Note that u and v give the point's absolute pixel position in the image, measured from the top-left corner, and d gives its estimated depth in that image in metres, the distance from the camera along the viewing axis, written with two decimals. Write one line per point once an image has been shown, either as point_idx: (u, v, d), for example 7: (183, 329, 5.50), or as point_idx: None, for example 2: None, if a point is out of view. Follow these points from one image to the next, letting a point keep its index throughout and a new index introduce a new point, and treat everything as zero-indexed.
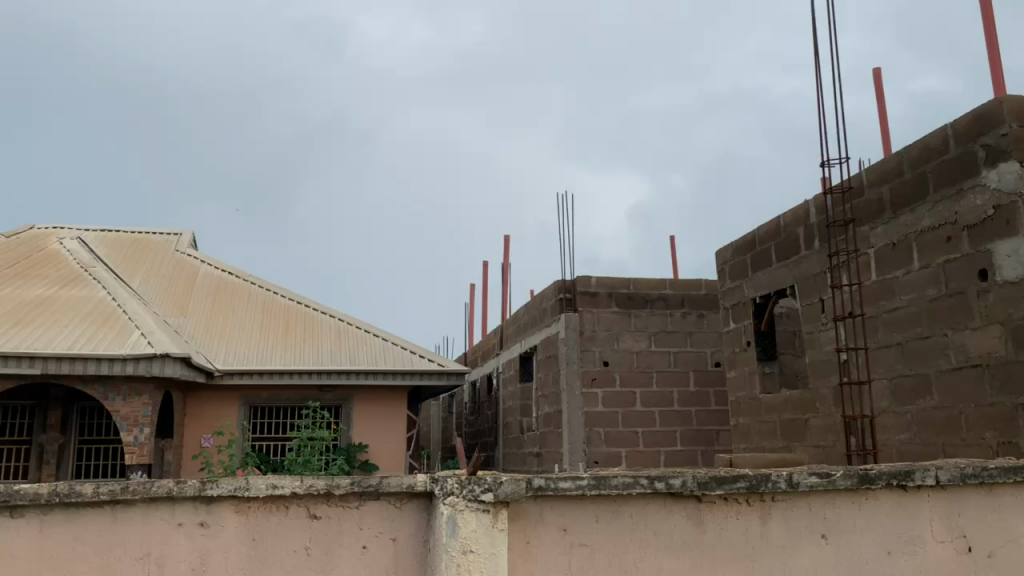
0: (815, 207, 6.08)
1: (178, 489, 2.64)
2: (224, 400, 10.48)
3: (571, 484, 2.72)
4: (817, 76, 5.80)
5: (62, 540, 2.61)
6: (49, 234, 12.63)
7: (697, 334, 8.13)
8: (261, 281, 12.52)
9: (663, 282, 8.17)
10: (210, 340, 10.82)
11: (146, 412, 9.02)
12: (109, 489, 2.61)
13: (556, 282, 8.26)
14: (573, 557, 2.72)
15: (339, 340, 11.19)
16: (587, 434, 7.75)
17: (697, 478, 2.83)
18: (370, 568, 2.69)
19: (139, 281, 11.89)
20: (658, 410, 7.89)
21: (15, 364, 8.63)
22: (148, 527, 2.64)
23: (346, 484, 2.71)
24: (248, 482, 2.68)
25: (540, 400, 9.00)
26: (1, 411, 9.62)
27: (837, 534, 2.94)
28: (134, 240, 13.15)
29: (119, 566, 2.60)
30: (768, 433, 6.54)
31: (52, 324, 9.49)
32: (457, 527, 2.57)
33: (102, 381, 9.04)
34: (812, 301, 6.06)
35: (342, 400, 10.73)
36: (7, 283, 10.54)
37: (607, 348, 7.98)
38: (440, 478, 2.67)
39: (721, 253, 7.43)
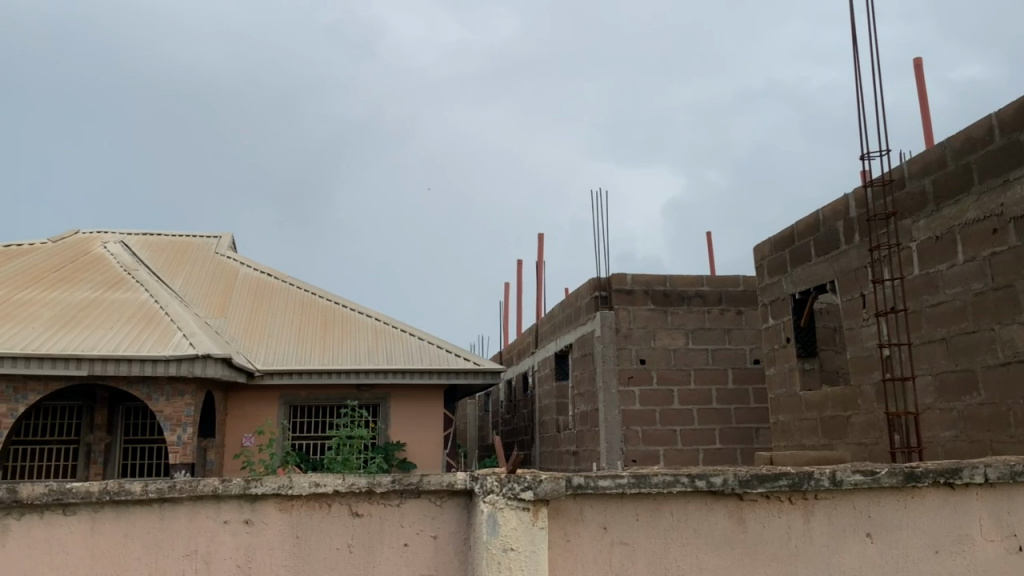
0: (854, 201, 5.99)
1: (223, 487, 2.69)
2: (264, 399, 10.63)
3: (610, 482, 2.72)
4: (856, 67, 5.70)
5: (113, 537, 2.67)
6: (94, 238, 12.92)
7: (735, 331, 8.04)
8: (298, 283, 12.68)
9: (699, 278, 8.10)
10: (249, 340, 10.98)
11: (189, 412, 9.18)
12: (156, 488, 2.67)
13: (592, 279, 8.24)
14: (613, 556, 2.71)
15: (376, 340, 11.28)
16: (624, 433, 7.72)
17: (739, 477, 2.80)
18: (412, 565, 2.71)
19: (180, 283, 12.12)
20: (696, 408, 7.83)
21: (64, 365, 8.85)
22: (195, 525, 2.69)
23: (386, 482, 2.74)
24: (291, 480, 2.71)
25: (576, 398, 8.99)
26: (50, 412, 9.87)
27: (883, 532, 2.89)
28: (176, 243, 13.41)
29: (168, 563, 2.66)
30: (808, 430, 6.46)
31: (98, 326, 9.71)
32: (497, 526, 2.58)
33: (146, 381, 9.22)
34: (853, 296, 5.95)
35: (380, 399, 10.81)
36: (55, 286, 10.82)
37: (643, 346, 7.94)
38: (480, 476, 2.68)
39: (759, 248, 7.34)
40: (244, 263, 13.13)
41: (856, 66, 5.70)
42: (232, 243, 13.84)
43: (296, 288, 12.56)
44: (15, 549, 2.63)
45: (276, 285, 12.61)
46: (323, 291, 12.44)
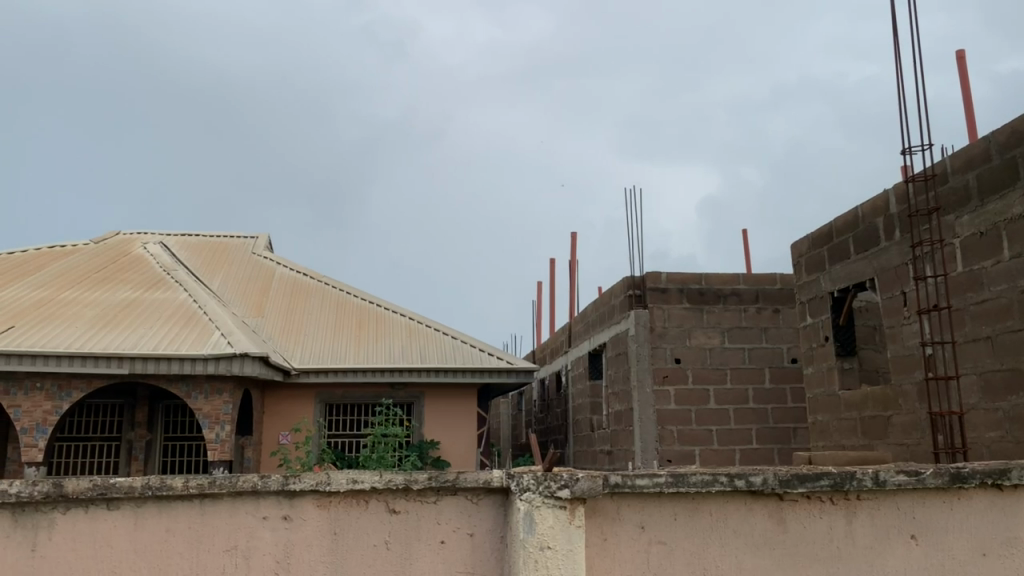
0: (895, 197, 5.88)
1: (262, 484, 2.71)
2: (300, 398, 10.73)
3: (648, 481, 2.69)
4: (896, 60, 5.59)
5: (156, 532, 2.71)
6: (134, 239, 13.18)
7: (772, 330, 7.94)
8: (333, 282, 12.80)
9: (736, 277, 8.01)
10: (286, 339, 11.10)
11: (226, 410, 9.31)
12: (197, 483, 2.70)
13: (626, 278, 8.19)
14: (651, 555, 2.69)
15: (410, 339, 11.34)
16: (659, 432, 7.66)
17: (779, 476, 2.76)
18: (449, 563, 2.72)
19: (218, 283, 12.30)
20: (732, 407, 7.75)
21: (106, 363, 9.02)
22: (235, 521, 2.72)
23: (424, 479, 2.74)
24: (329, 477, 2.73)
25: (610, 398, 8.95)
26: (92, 409, 10.07)
27: (929, 535, 2.83)
28: (214, 244, 13.62)
29: (209, 559, 2.69)
30: (847, 431, 6.35)
31: (139, 325, 9.89)
32: (533, 524, 2.57)
33: (185, 379, 9.37)
34: (893, 294, 5.84)
35: (414, 397, 10.87)
36: (97, 286, 11.05)
37: (678, 345, 7.87)
38: (517, 475, 2.67)
39: (797, 246, 7.24)
40: (280, 264, 13.29)
41: (896, 59, 5.59)
42: (268, 244, 14.02)
43: (331, 289, 12.68)
44: (62, 543, 2.68)
45: (312, 285, 12.74)
46: (358, 290, 12.54)
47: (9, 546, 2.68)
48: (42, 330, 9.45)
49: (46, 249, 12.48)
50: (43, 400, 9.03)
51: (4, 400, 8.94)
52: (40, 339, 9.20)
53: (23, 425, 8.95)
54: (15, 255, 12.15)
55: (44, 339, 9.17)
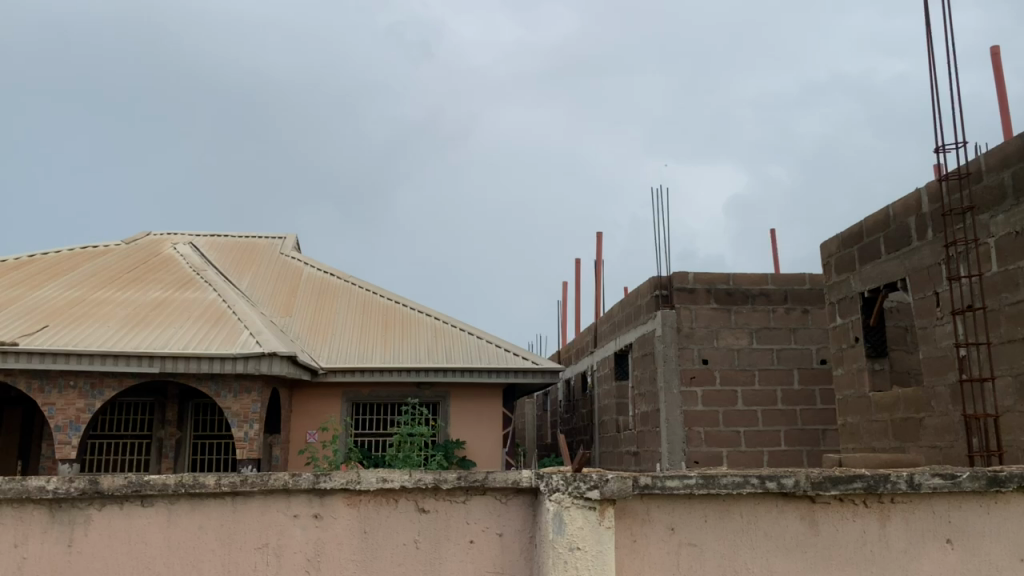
0: (928, 195, 5.79)
1: (293, 482, 2.73)
2: (327, 397, 10.81)
3: (678, 482, 2.68)
4: (929, 56, 5.50)
5: (189, 529, 2.74)
6: (164, 239, 13.35)
7: (801, 330, 7.86)
8: (360, 282, 12.88)
9: (764, 277, 7.94)
10: (313, 339, 11.18)
11: (255, 408, 9.39)
12: (229, 481, 2.73)
13: (653, 278, 8.15)
14: (681, 557, 2.67)
15: (437, 339, 11.37)
16: (686, 434, 7.61)
17: (811, 478, 2.73)
18: (477, 563, 2.72)
19: (247, 283, 12.43)
20: (761, 408, 7.68)
21: (137, 362, 9.15)
22: (266, 518, 2.74)
23: (452, 479, 2.74)
24: (359, 476, 2.74)
25: (636, 399, 8.92)
26: (124, 408, 10.23)
27: (964, 538, 2.78)
28: (242, 244, 13.77)
29: (241, 556, 2.72)
30: (878, 433, 6.27)
31: (169, 325, 10.01)
32: (563, 525, 2.56)
33: (215, 378, 9.47)
34: (925, 295, 5.75)
35: (440, 397, 10.90)
36: (128, 286, 11.20)
37: (706, 345, 7.81)
38: (546, 475, 2.66)
39: (826, 245, 7.16)
40: (308, 264, 13.40)
41: (929, 55, 5.50)
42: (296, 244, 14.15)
43: (358, 289, 12.76)
44: (98, 538, 2.73)
45: (339, 285, 12.83)
46: (384, 290, 12.60)
47: (47, 541, 2.72)
48: (75, 330, 9.60)
49: (79, 249, 12.69)
50: (76, 398, 9.17)
51: (39, 398, 9.10)
52: (74, 339, 9.35)
53: (57, 422, 9.10)
54: (49, 255, 12.36)
55: (77, 339, 9.31)
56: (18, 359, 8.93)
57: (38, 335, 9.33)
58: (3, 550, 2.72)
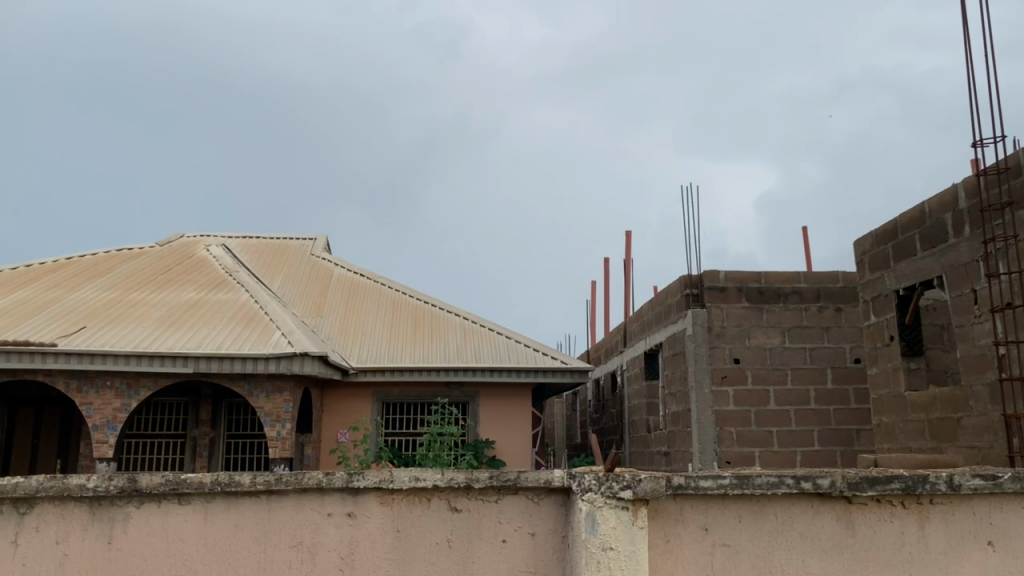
0: (965, 191, 5.69)
1: (327, 481, 2.75)
2: (358, 397, 10.89)
3: (712, 483, 2.65)
4: (967, 49, 5.40)
5: (225, 527, 2.77)
6: (197, 242, 13.54)
7: (835, 329, 7.75)
8: (389, 282, 12.96)
9: (796, 275, 7.85)
10: (344, 339, 11.27)
11: (287, 408, 9.49)
12: (265, 480, 2.76)
13: (683, 277, 8.10)
14: (715, 557, 2.65)
15: (466, 339, 11.40)
16: (718, 434, 7.56)
17: (848, 479, 2.68)
18: (510, 562, 2.72)
19: (279, 283, 12.57)
20: (793, 408, 7.60)
21: (172, 362, 9.29)
22: (301, 517, 2.77)
23: (484, 478, 2.75)
24: (392, 474, 2.76)
25: (666, 398, 8.87)
26: (159, 408, 10.39)
27: (1006, 540, 2.73)
28: (274, 245, 13.92)
29: (276, 554, 2.74)
30: (914, 433, 6.16)
31: (203, 326, 10.15)
32: (596, 524, 2.55)
33: (248, 378, 9.58)
34: (963, 293, 5.64)
35: (469, 396, 10.92)
36: (163, 288, 11.36)
37: (737, 345, 7.75)
38: (578, 475, 2.66)
39: (860, 243, 7.07)
40: (338, 265, 13.52)
41: (967, 49, 5.40)
42: (327, 245, 14.28)
43: (387, 289, 12.84)
44: (137, 536, 2.77)
45: (368, 286, 12.92)
46: (414, 290, 12.67)
47: (87, 538, 2.78)
48: (112, 330, 9.79)
49: (115, 251, 12.92)
50: (113, 398, 9.34)
51: (77, 398, 9.28)
52: (110, 339, 9.52)
53: (94, 422, 9.27)
54: (85, 258, 12.60)
55: (113, 339, 9.48)
56: (56, 359, 9.11)
57: (75, 336, 9.52)
58: (45, 547, 2.77)
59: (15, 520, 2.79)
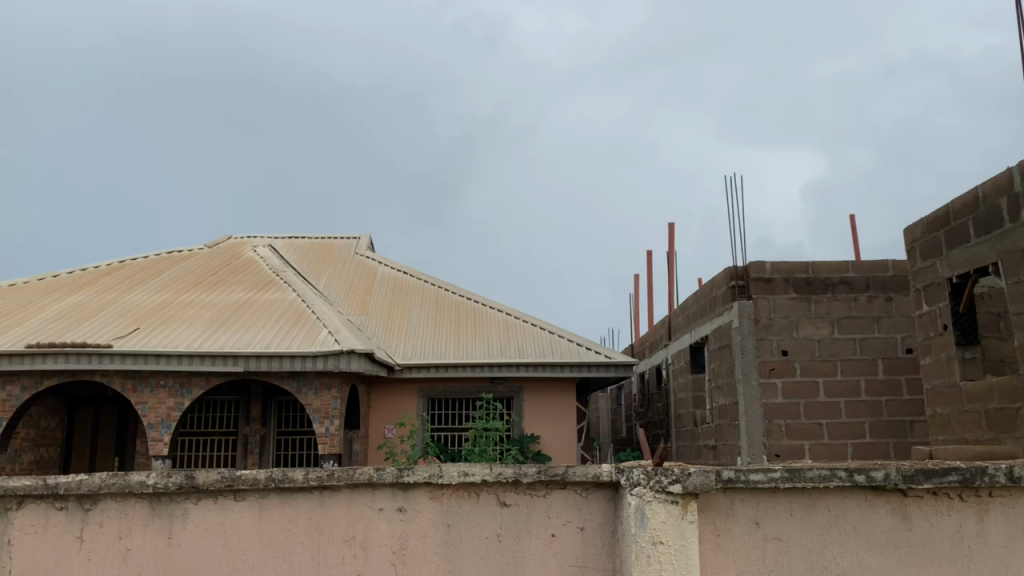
0: (1020, 175, 5.52)
1: (378, 476, 2.79)
2: (404, 393, 10.99)
3: (763, 476, 2.62)
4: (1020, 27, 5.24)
5: (280, 523, 2.83)
6: (244, 243, 13.80)
7: (885, 319, 7.59)
8: (432, 279, 13.06)
9: (845, 265, 7.71)
10: (390, 336, 11.39)
11: (335, 405, 9.62)
12: (317, 476, 2.81)
13: (728, 269, 8.03)
14: (767, 552, 2.63)
15: (509, 335, 11.43)
16: (766, 427, 7.47)
17: (902, 471, 2.64)
18: (559, 557, 2.73)
19: (325, 282, 12.75)
20: (844, 400, 7.46)
21: (223, 361, 9.48)
22: (353, 512, 2.81)
23: (533, 473, 2.76)
24: (441, 469, 2.79)
25: (713, 392, 8.79)
26: (211, 406, 10.63)
27: None
28: (319, 245, 14.13)
29: (329, 549, 2.79)
30: (970, 424, 6.01)
31: (253, 325, 10.35)
32: (645, 519, 2.55)
33: (297, 376, 9.74)
34: (1019, 279, 5.48)
35: (513, 392, 10.97)
36: (213, 289, 11.61)
37: (785, 336, 7.64)
38: (627, 469, 2.66)
39: (910, 230, 6.91)
40: (381, 264, 13.65)
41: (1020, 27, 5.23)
42: (370, 244, 14.44)
43: (430, 286, 12.94)
44: (195, 531, 2.85)
45: (412, 283, 13.04)
46: (457, 287, 12.74)
47: (148, 533, 2.86)
48: (165, 330, 10.03)
49: (165, 254, 13.23)
50: (167, 397, 9.58)
51: (133, 397, 9.54)
52: (163, 339, 9.76)
53: (150, 420, 9.53)
54: (136, 261, 12.94)
55: (167, 340, 9.72)
56: (112, 360, 9.34)
57: (130, 337, 9.79)
58: (109, 541, 2.87)
59: (80, 516, 2.89)
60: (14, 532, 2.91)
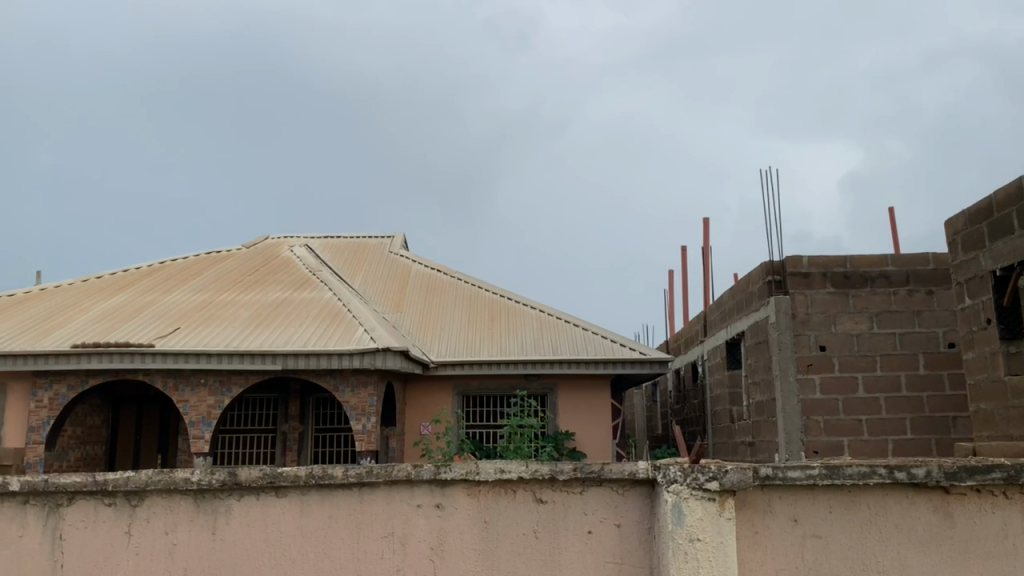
0: None
1: (416, 473, 2.83)
2: (439, 390, 11.06)
3: (801, 473, 2.61)
4: None
5: (320, 519, 2.88)
6: (281, 243, 13.99)
7: (926, 313, 7.46)
8: (466, 277, 13.12)
9: (884, 258, 7.59)
10: (424, 334, 11.46)
11: (372, 402, 9.72)
12: (356, 473, 2.85)
13: (765, 263, 7.96)
14: (806, 549, 2.61)
15: (543, 332, 11.45)
16: (804, 423, 7.39)
17: (945, 468, 2.60)
18: (597, 553, 2.74)
19: (360, 281, 12.86)
20: (883, 396, 7.35)
21: (261, 360, 9.63)
22: (391, 508, 2.85)
23: (569, 470, 2.77)
24: (478, 466, 2.81)
25: (750, 388, 8.71)
26: (251, 404, 10.81)
27: None
28: (354, 244, 14.28)
29: (369, 545, 2.84)
30: (1016, 419, 5.87)
31: (290, 324, 10.47)
32: (683, 515, 2.55)
33: (334, 373, 9.85)
34: None
35: (548, 388, 10.99)
36: (251, 289, 11.78)
37: (823, 331, 7.55)
38: (663, 466, 2.66)
39: (952, 223, 6.79)
40: (415, 262, 13.75)
41: None
42: (404, 243, 14.55)
43: (464, 285, 12.99)
44: (238, 527, 2.91)
45: (445, 281, 13.11)
46: (490, 285, 12.78)
47: (193, 529, 2.93)
48: (204, 330, 10.20)
49: (204, 255, 13.46)
50: (207, 395, 9.76)
51: (174, 396, 9.74)
52: (203, 339, 9.93)
53: (191, 418, 9.72)
54: (177, 262, 13.17)
55: (207, 339, 9.88)
56: (154, 359, 9.53)
57: (171, 337, 9.97)
58: (156, 536, 2.94)
59: (128, 512, 2.97)
60: (65, 527, 3.01)
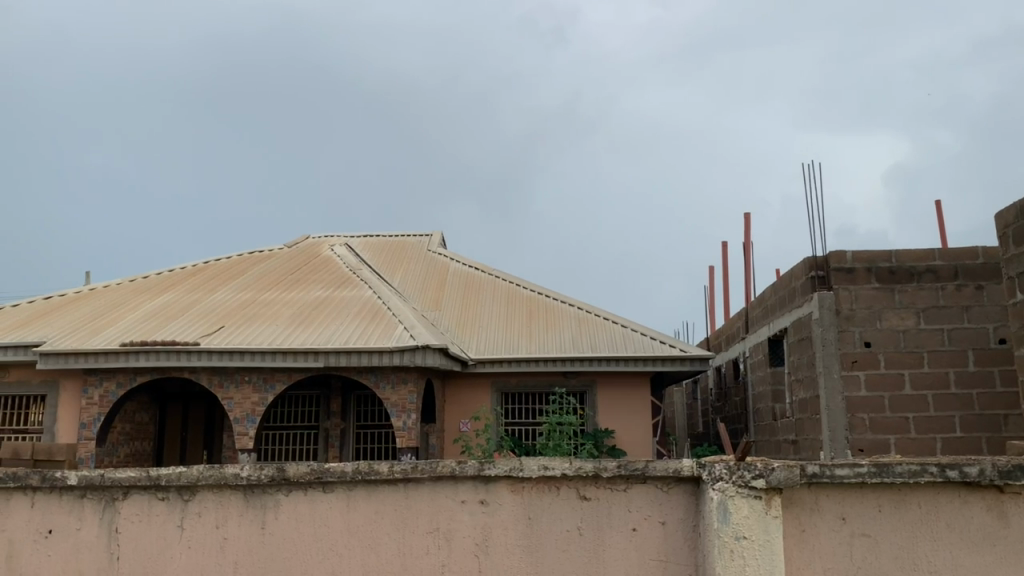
0: None
1: (460, 469, 2.85)
2: (479, 388, 11.11)
3: (849, 471, 2.57)
4: None
5: (366, 514, 2.92)
6: (322, 242, 14.15)
7: (975, 309, 7.27)
8: (505, 275, 13.14)
9: (931, 252, 7.41)
10: (463, 332, 11.50)
11: (412, 399, 9.81)
12: (402, 468, 2.88)
13: (808, 259, 7.84)
14: (854, 548, 2.58)
15: (582, 329, 11.43)
16: (849, 421, 7.28)
17: (999, 467, 2.55)
18: (642, 550, 2.74)
19: (399, 280, 12.95)
20: (931, 393, 7.20)
21: (304, 357, 9.76)
22: (435, 504, 2.88)
23: (612, 467, 2.77)
24: (521, 463, 2.83)
25: (793, 385, 8.60)
26: (294, 401, 10.98)
27: None
28: (393, 243, 14.39)
29: (414, 541, 2.87)
30: None
31: (331, 322, 10.58)
32: (728, 514, 2.53)
33: (374, 371, 9.94)
34: None
35: (587, 386, 10.97)
36: (293, 288, 11.93)
37: (868, 327, 7.43)
38: (709, 464, 2.64)
39: (1003, 215, 6.61)
40: (454, 261, 13.81)
41: None
42: (442, 241, 14.63)
43: (502, 283, 13.02)
44: (286, 521, 2.96)
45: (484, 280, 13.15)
46: (528, 282, 12.79)
47: (243, 524, 2.99)
48: (248, 329, 10.35)
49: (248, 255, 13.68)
50: (251, 393, 9.94)
51: (220, 393, 9.94)
52: (246, 337, 10.08)
53: (236, 415, 9.90)
54: (221, 262, 13.40)
55: (250, 338, 10.03)
56: (199, 357, 9.72)
57: (216, 335, 10.14)
58: (207, 531, 3.01)
59: (180, 505, 3.05)
60: (121, 521, 3.09)
